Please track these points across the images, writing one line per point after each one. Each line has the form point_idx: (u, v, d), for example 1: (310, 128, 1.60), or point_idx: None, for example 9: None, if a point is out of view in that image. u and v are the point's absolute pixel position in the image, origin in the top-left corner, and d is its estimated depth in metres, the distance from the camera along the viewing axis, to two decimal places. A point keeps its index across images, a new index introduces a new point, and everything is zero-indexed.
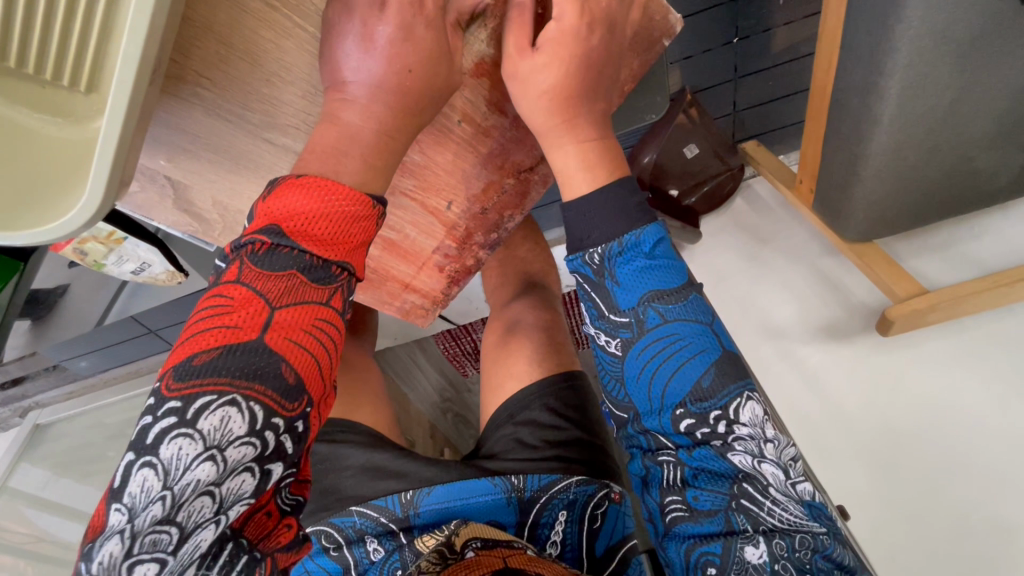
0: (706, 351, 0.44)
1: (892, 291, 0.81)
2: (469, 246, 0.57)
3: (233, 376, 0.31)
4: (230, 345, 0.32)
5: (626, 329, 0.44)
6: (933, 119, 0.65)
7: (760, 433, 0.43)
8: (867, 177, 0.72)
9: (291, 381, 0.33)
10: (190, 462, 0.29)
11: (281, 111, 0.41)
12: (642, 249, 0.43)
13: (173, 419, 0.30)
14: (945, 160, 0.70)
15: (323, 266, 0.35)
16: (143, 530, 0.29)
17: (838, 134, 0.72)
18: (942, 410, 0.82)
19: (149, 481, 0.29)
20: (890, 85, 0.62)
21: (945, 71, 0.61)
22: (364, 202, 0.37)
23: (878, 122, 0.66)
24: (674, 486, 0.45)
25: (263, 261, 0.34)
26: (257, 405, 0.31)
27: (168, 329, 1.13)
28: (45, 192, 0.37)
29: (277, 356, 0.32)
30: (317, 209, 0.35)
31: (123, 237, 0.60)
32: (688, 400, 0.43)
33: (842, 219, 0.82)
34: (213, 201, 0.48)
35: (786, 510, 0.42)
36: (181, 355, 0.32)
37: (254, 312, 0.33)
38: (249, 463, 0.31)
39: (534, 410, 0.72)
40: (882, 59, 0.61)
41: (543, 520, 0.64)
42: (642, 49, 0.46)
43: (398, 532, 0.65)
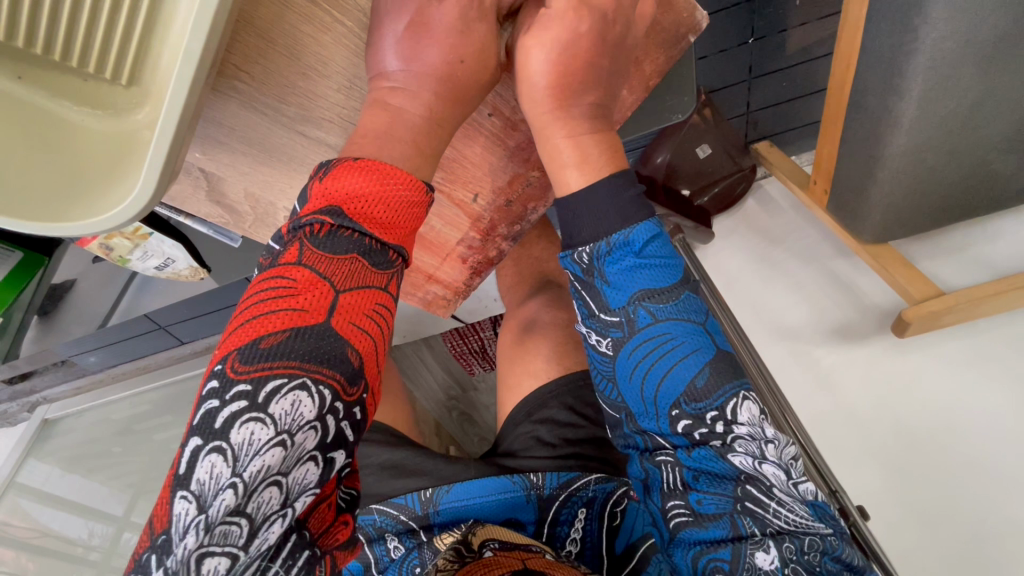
0: (699, 351, 0.44)
1: (907, 292, 0.81)
2: (493, 237, 0.55)
3: (302, 359, 0.32)
4: (298, 328, 0.32)
5: (618, 329, 0.45)
6: (954, 121, 0.65)
7: (756, 431, 0.43)
8: (884, 178, 0.72)
9: (355, 363, 0.33)
10: (261, 447, 0.30)
11: (316, 106, 0.42)
12: (630, 250, 0.43)
13: (243, 403, 0.30)
14: (963, 163, 0.71)
15: (382, 251, 0.35)
16: (216, 519, 0.29)
17: (856, 134, 0.72)
18: (955, 413, 0.82)
19: (218, 467, 0.29)
20: (910, 86, 0.62)
21: (965, 73, 0.61)
22: (417, 187, 0.37)
23: (898, 123, 0.66)
24: (675, 490, 0.44)
25: (324, 243, 0.34)
26: (325, 389, 0.32)
27: (179, 325, 1.13)
28: (83, 183, 0.37)
29: (342, 339, 0.33)
30: (376, 192, 0.36)
31: (149, 232, 0.59)
32: (682, 401, 0.43)
33: (858, 221, 0.82)
34: (245, 193, 0.48)
35: (792, 512, 0.42)
36: (245, 338, 0.32)
37: (320, 294, 0.33)
38: (313, 451, 0.31)
39: (551, 408, 0.72)
40: (904, 60, 0.61)
41: (562, 517, 0.64)
42: (667, 45, 0.46)
43: (418, 529, 0.65)
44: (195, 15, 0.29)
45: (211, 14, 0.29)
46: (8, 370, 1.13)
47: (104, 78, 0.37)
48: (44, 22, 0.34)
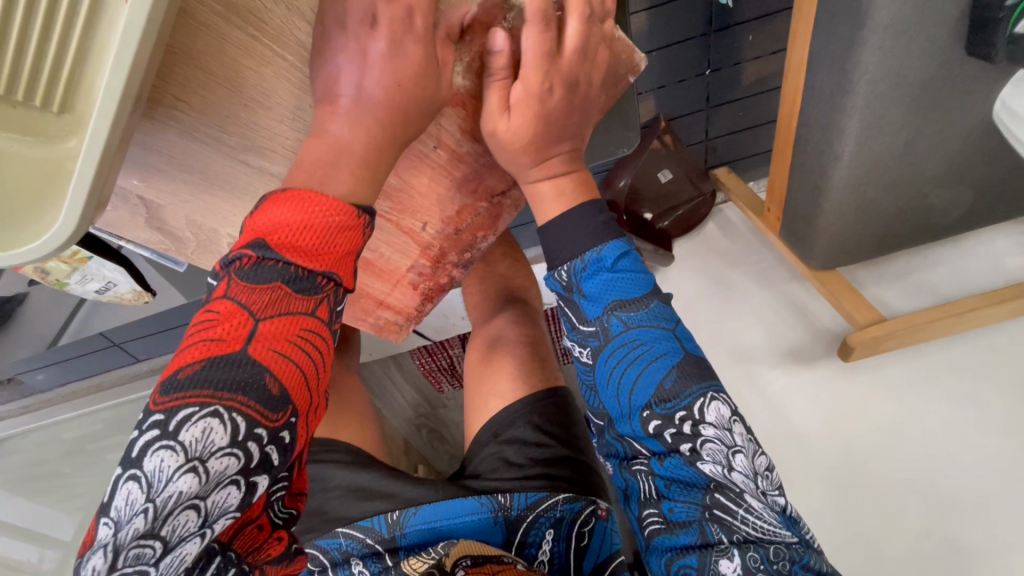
0: (667, 355, 0.45)
1: (853, 318, 0.84)
2: (444, 265, 0.56)
3: (217, 387, 0.31)
4: (214, 358, 0.32)
5: (595, 338, 0.46)
6: (889, 156, 0.69)
7: (727, 441, 0.43)
8: (829, 209, 0.76)
9: (275, 392, 0.32)
10: (173, 474, 0.29)
11: (258, 135, 0.42)
12: (604, 263, 0.45)
13: (156, 431, 0.30)
14: (901, 196, 0.74)
15: (308, 277, 0.34)
16: (127, 545, 0.29)
17: (804, 164, 0.75)
18: (899, 436, 0.85)
19: (134, 492, 0.29)
20: (849, 123, 0.65)
21: (899, 114, 0.64)
22: (348, 211, 0.36)
23: (838, 158, 0.69)
24: (651, 499, 0.45)
25: (248, 274, 0.33)
26: (240, 416, 0.31)
27: (134, 342, 1.14)
28: (18, 212, 0.36)
29: (261, 366, 0.32)
30: (302, 220, 0.34)
31: (87, 255, 0.57)
32: (654, 403, 0.44)
33: (807, 248, 0.85)
34: (186, 219, 0.48)
35: (761, 518, 0.42)
36: (166, 370, 0.32)
37: (239, 324, 0.33)
38: (233, 476, 0.31)
39: (519, 428, 0.71)
40: (843, 98, 0.64)
41: (530, 539, 0.64)
42: (608, 84, 0.47)
43: (383, 553, 0.65)
44: (114, 56, 0.28)
45: (131, 56, 0.29)
46: None
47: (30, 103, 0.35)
48: None
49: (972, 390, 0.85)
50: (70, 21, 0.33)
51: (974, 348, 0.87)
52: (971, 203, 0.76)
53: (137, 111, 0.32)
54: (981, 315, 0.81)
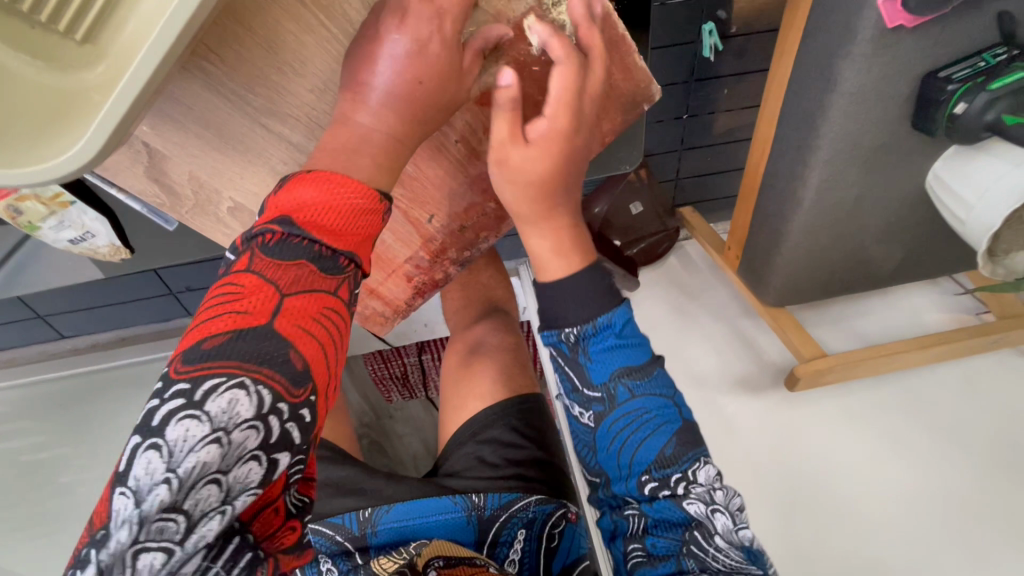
0: (667, 424, 0.50)
1: (799, 352, 0.91)
2: (441, 260, 0.57)
3: (244, 359, 0.32)
4: (241, 329, 0.33)
5: (598, 403, 0.50)
6: (841, 209, 0.77)
7: (709, 494, 0.49)
8: (787, 250, 0.83)
9: (299, 367, 0.33)
10: (196, 444, 0.30)
11: (286, 102, 0.41)
12: (612, 330, 0.49)
13: (181, 401, 0.30)
14: (847, 246, 0.83)
15: (331, 256, 0.36)
16: (151, 516, 0.29)
17: (768, 208, 0.83)
18: (831, 465, 0.91)
19: (155, 465, 0.29)
20: (811, 175, 0.73)
21: (853, 172, 0.72)
22: (370, 195, 0.38)
23: (800, 204, 0.77)
24: (636, 534, 0.50)
25: (275, 249, 0.35)
26: (266, 389, 0.32)
27: (60, 315, 1.10)
28: (12, 138, 0.33)
29: (286, 339, 0.33)
30: (327, 202, 0.36)
31: (71, 199, 0.54)
32: (652, 468, 0.49)
33: (762, 285, 0.93)
34: (189, 175, 0.45)
35: (728, 556, 0.47)
36: (191, 341, 0.33)
37: (266, 297, 0.34)
38: (253, 450, 0.31)
39: (496, 429, 0.72)
40: (808, 152, 0.72)
41: (503, 538, 0.65)
42: (626, 109, 0.48)
43: (354, 552, 0.65)
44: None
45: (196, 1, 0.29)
46: None
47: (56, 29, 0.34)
48: None
49: (893, 427, 0.93)
50: None
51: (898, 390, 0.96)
52: (902, 259, 0.86)
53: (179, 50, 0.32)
54: (904, 358, 0.90)
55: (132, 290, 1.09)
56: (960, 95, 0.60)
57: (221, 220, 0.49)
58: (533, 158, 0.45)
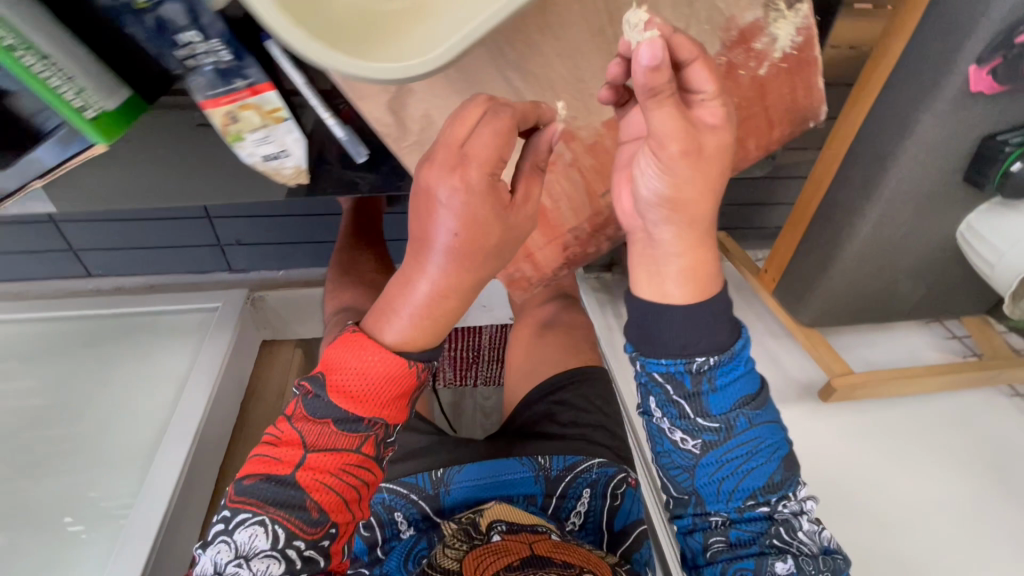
0: (773, 448, 0.60)
1: (830, 368, 0.98)
2: (597, 236, 0.69)
3: (264, 501, 0.55)
4: (268, 472, 0.56)
5: (712, 431, 0.58)
6: (889, 243, 0.88)
7: (800, 506, 0.60)
8: (833, 275, 0.94)
9: (313, 515, 0.56)
10: (233, 560, 0.53)
11: (532, 57, 0.58)
12: (738, 366, 0.57)
13: (222, 525, 0.55)
14: (884, 278, 0.94)
15: (353, 415, 0.56)
16: (225, 570, 0.53)
17: (820, 236, 0.93)
18: (851, 473, 0.98)
19: (223, 553, 0.54)
20: (872, 209, 0.83)
21: (907, 211, 0.83)
22: (385, 353, 0.55)
23: (854, 235, 0.87)
24: (720, 527, 0.60)
25: (310, 409, 0.58)
26: (280, 528, 0.54)
27: (94, 253, 1.05)
28: (390, 36, 0.39)
29: (301, 488, 0.56)
30: (355, 362, 0.56)
31: (282, 116, 0.59)
32: (758, 490, 0.59)
33: (800, 306, 1.02)
34: (423, 114, 0.60)
35: (807, 546, 0.59)
36: (243, 473, 0.58)
37: (292, 452, 0.57)
38: (276, 563, 0.54)
39: (569, 393, 0.81)
40: (873, 189, 0.82)
41: (568, 493, 0.72)
42: (793, 122, 0.62)
43: (431, 513, 0.73)
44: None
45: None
46: None
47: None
48: None
49: (906, 445, 1.00)
50: None
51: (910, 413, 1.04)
52: (922, 298, 0.99)
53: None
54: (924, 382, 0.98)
55: (181, 236, 1.06)
56: (1017, 155, 0.72)
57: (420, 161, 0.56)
58: (689, 178, 0.50)
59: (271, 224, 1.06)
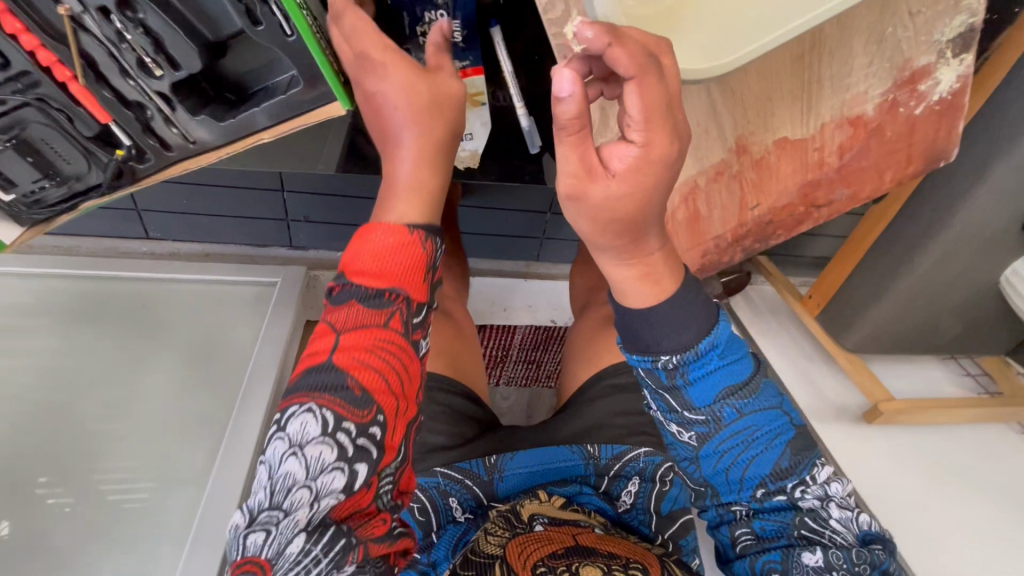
0: (778, 432, 0.62)
1: (872, 393, 1.06)
2: (737, 245, 0.72)
3: (311, 391, 0.51)
4: (309, 366, 0.52)
5: (703, 424, 0.61)
6: (942, 280, 0.95)
7: (823, 491, 0.63)
8: (885, 305, 1.00)
9: (357, 394, 0.51)
10: (298, 450, 0.49)
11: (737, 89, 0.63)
12: (716, 352, 0.59)
13: (277, 426, 0.51)
14: (930, 312, 1.01)
15: (377, 295, 0.53)
16: (281, 472, 0.49)
17: (875, 268, 1.00)
18: (885, 494, 1.04)
19: (279, 448, 0.49)
20: (934, 246, 0.90)
21: (965, 251, 0.90)
22: (401, 232, 0.55)
23: (912, 269, 0.94)
24: (744, 520, 0.65)
25: (337, 298, 0.54)
26: (329, 413, 0.50)
27: (156, 214, 1.04)
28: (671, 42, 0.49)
29: (342, 371, 0.51)
30: (364, 247, 0.54)
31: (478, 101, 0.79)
32: (767, 477, 0.63)
33: (846, 331, 1.09)
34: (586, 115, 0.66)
35: (841, 536, 0.62)
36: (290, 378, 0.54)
37: (328, 338, 0.53)
38: (335, 460, 0.49)
39: (625, 381, 0.82)
40: (937, 228, 0.89)
41: (619, 479, 0.75)
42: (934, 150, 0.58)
43: (486, 498, 0.73)
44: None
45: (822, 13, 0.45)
46: None
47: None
48: None
49: (933, 470, 1.07)
50: None
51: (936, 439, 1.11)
52: (957, 334, 1.06)
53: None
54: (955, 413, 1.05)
55: (249, 208, 1.05)
56: None
57: None
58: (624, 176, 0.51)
59: (341, 204, 1.06)
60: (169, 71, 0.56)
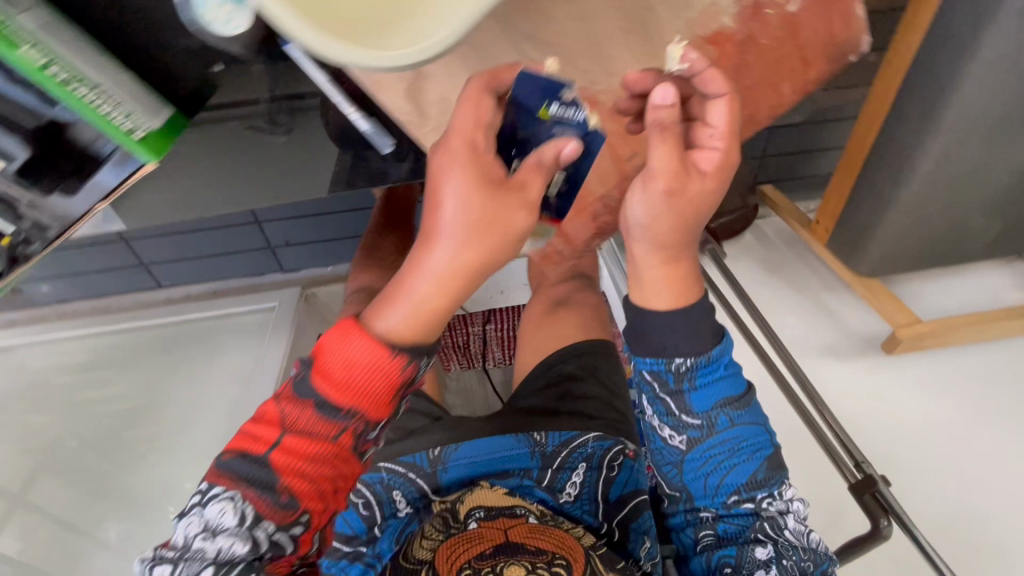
0: (760, 450, 0.62)
1: (893, 318, 0.94)
2: (630, 200, 0.69)
3: (236, 477, 0.49)
4: (280, 472, 0.49)
5: (697, 429, 0.60)
6: (955, 179, 0.81)
7: (786, 506, 0.63)
8: (892, 218, 0.87)
9: (283, 496, 0.49)
10: (215, 534, 0.48)
11: None
12: (722, 365, 0.59)
13: (195, 499, 0.50)
14: (952, 216, 0.87)
15: (346, 411, 0.49)
16: (194, 541, 0.49)
17: (873, 181, 0.88)
18: (926, 429, 0.94)
19: (191, 525, 0.49)
20: (933, 143, 0.77)
21: (975, 140, 0.76)
22: (391, 361, 0.48)
23: (913, 173, 0.81)
24: (708, 521, 0.64)
25: (292, 394, 0.50)
26: (250, 509, 0.48)
27: (162, 266, 1.14)
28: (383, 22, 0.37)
29: (274, 471, 0.49)
30: (358, 373, 0.48)
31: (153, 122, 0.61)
32: (742, 488, 0.62)
33: (857, 255, 0.97)
34: (440, 96, 0.61)
35: (794, 545, 0.62)
36: (226, 449, 0.51)
37: (309, 446, 0.50)
38: (247, 543, 0.48)
39: (566, 366, 0.87)
40: (933, 121, 0.75)
41: (565, 467, 0.79)
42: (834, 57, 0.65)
43: (428, 491, 0.78)
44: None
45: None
46: None
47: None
48: None
49: (985, 394, 0.95)
50: None
51: (987, 357, 0.98)
52: (997, 233, 0.91)
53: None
54: (998, 325, 0.92)
55: (236, 241, 1.13)
56: None
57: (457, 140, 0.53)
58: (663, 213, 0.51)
59: (312, 222, 1.11)
60: (3, 161, 0.54)
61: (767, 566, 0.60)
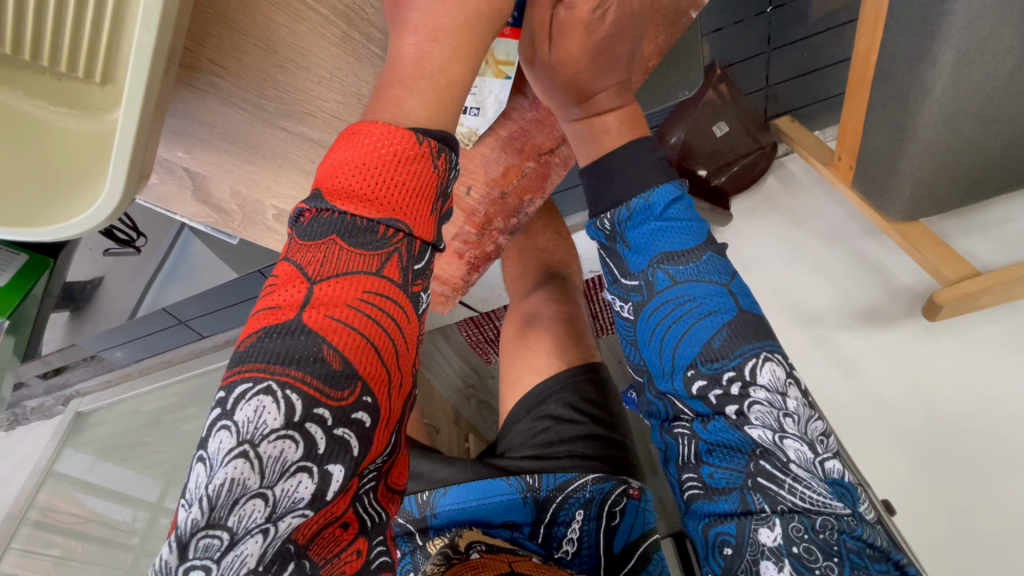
0: (718, 311, 0.41)
1: (940, 274, 0.80)
2: (489, 232, 0.55)
3: (270, 361, 0.27)
4: (270, 327, 0.28)
5: (637, 292, 0.44)
6: (995, 87, 0.60)
7: (774, 403, 0.40)
8: (914, 151, 0.68)
9: (337, 367, 0.28)
10: (240, 496, 0.26)
11: (294, 99, 0.41)
12: (652, 212, 0.43)
13: (200, 464, 0.26)
14: (1006, 132, 0.66)
15: (368, 227, 0.29)
16: (191, 537, 0.25)
17: (884, 106, 0.68)
18: (993, 396, 0.82)
19: (225, 444, 0.26)
20: (944, 50, 0.57)
21: (1010, 32, 0.55)
22: (403, 136, 0.30)
23: (928, 92, 0.61)
24: (689, 463, 0.43)
25: (307, 231, 0.30)
26: (296, 394, 0.27)
27: (198, 320, 1.13)
28: (70, 189, 0.36)
29: (317, 335, 0.28)
30: (365, 160, 0.30)
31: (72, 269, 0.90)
32: (699, 361, 0.41)
33: (886, 198, 0.78)
34: (231, 191, 0.51)
35: (809, 488, 0.39)
36: (252, 330, 0.29)
37: (294, 287, 0.29)
38: (300, 462, 0.27)
39: (551, 405, 0.67)
40: (937, 21, 0.56)
41: (560, 517, 0.58)
42: (667, 22, 0.42)
43: (415, 533, 0.63)
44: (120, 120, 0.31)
45: (126, 160, 0.32)
46: (39, 366, 1.12)
47: (44, 66, 0.35)
48: (63, 44, 0.34)
49: None
50: (97, 20, 0.33)
51: None
52: None
53: (169, 79, 0.32)
54: None
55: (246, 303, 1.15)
56: None
57: (271, 228, 0.55)
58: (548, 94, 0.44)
59: None
60: None
61: (778, 558, 0.38)
